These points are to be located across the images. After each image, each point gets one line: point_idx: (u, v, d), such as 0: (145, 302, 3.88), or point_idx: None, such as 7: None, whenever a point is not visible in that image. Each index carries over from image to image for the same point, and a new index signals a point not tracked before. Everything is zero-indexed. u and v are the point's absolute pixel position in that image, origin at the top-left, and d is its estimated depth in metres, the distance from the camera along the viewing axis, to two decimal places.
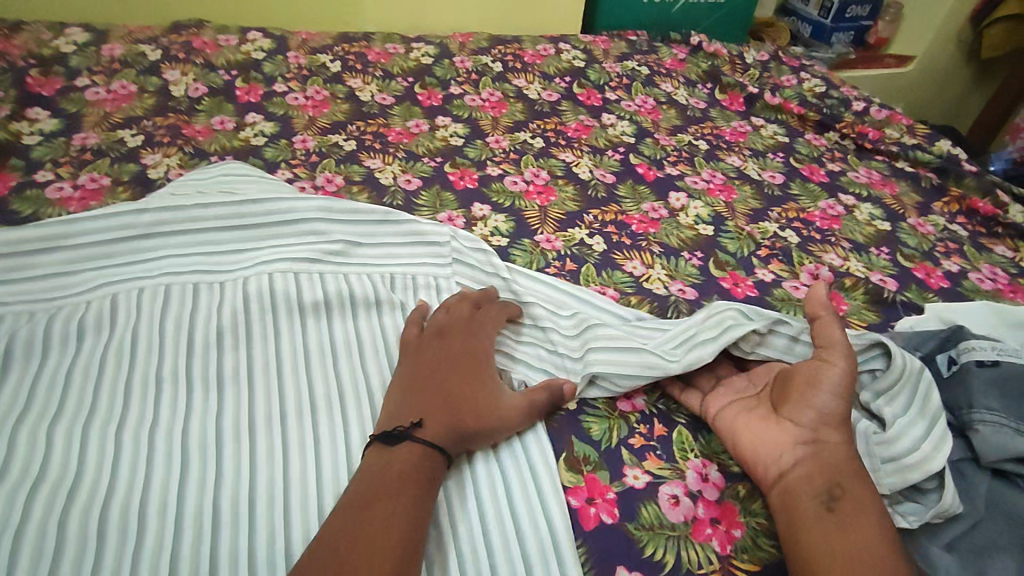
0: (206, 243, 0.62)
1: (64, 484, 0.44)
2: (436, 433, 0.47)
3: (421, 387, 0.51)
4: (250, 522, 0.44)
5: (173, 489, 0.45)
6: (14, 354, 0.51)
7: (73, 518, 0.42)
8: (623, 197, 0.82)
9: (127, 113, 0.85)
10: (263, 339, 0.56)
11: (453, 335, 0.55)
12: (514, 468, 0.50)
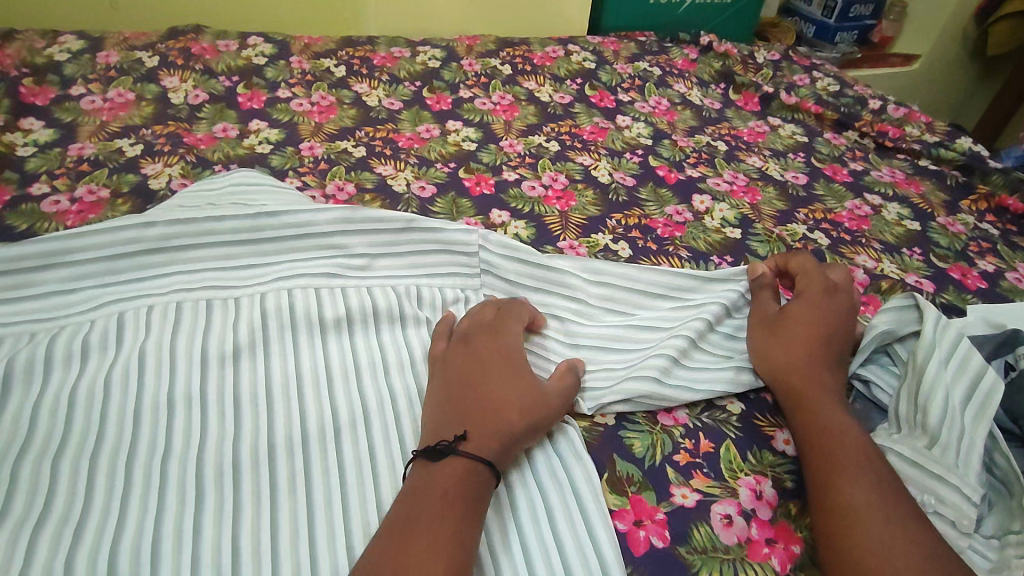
0: (216, 257, 0.59)
1: (71, 520, 0.40)
2: (481, 444, 0.44)
3: (460, 400, 0.47)
4: (273, 558, 0.41)
5: (190, 523, 0.41)
6: (13, 379, 0.47)
7: (80, 560, 0.38)
8: (645, 200, 0.79)
9: (125, 122, 0.81)
10: (282, 359, 0.53)
11: (477, 337, 0.53)
12: (556, 493, 0.46)
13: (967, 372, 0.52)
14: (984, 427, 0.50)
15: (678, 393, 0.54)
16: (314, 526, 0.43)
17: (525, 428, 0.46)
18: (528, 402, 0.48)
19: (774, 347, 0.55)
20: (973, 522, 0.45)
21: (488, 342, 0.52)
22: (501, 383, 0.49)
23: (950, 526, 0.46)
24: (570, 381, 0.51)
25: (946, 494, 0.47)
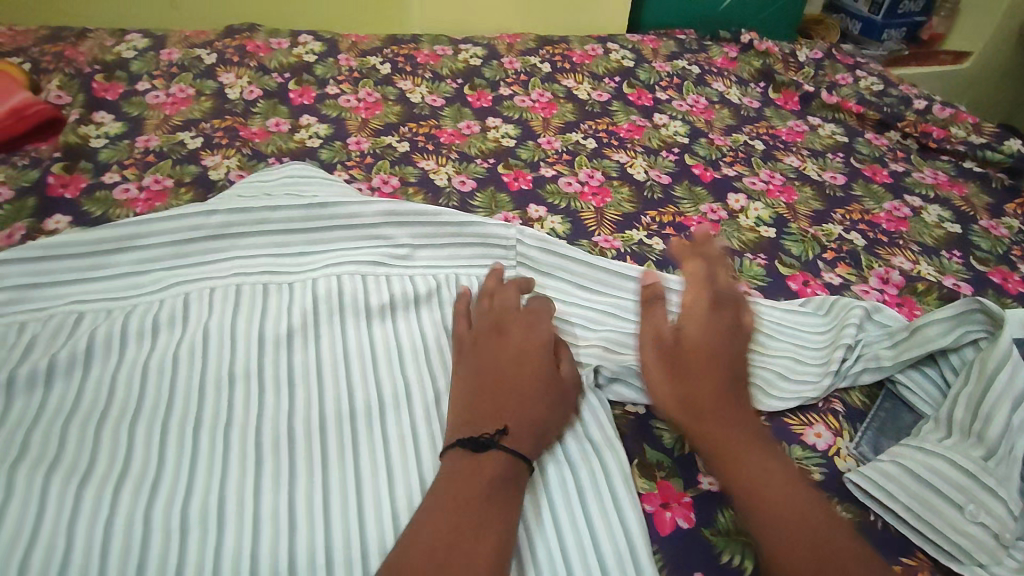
0: (272, 243, 0.63)
1: (148, 477, 0.45)
2: (520, 439, 0.46)
3: (486, 384, 0.49)
4: (326, 521, 0.44)
5: (253, 484, 0.45)
6: (95, 350, 0.52)
7: (157, 514, 0.43)
8: (680, 197, 0.80)
9: (187, 116, 0.86)
10: (332, 339, 0.56)
11: (509, 327, 0.54)
12: (588, 482, 0.48)
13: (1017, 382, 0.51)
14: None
15: None
16: (361, 495, 0.46)
17: (554, 416, 0.49)
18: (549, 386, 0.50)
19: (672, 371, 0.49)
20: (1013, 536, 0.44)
21: (518, 332, 0.53)
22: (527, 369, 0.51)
23: (991, 538, 0.44)
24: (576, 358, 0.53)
25: (989, 504, 0.45)
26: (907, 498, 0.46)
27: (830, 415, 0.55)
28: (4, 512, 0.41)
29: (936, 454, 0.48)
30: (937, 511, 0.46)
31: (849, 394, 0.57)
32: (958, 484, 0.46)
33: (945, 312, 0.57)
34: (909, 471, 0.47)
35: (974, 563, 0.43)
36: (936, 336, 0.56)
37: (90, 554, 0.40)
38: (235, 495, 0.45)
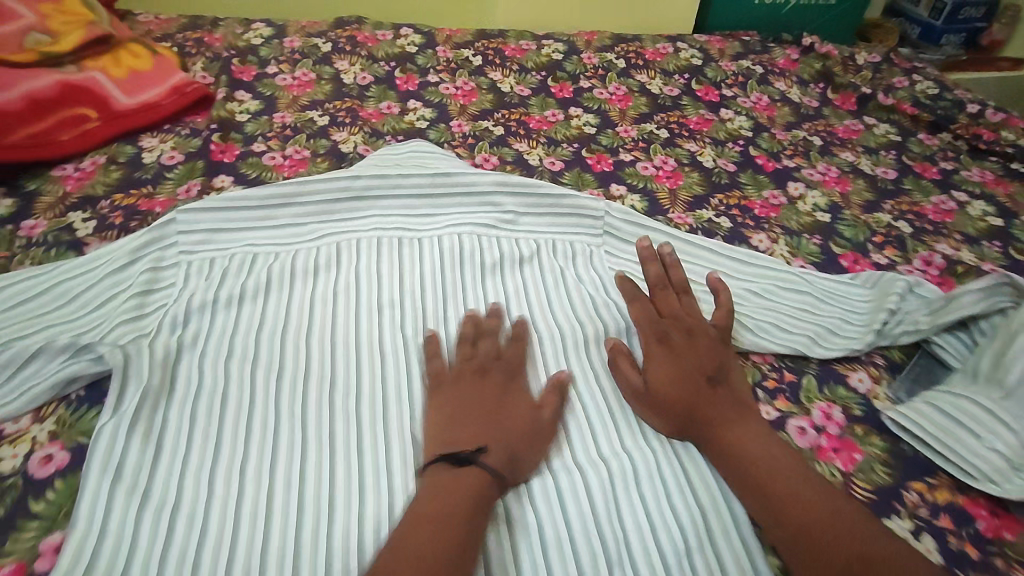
0: (405, 206, 0.77)
1: (330, 378, 0.61)
2: (497, 463, 0.52)
3: (469, 416, 0.55)
4: None
5: (406, 389, 0.61)
6: (273, 285, 0.69)
7: (337, 404, 0.59)
8: (744, 184, 0.91)
9: (312, 97, 1.00)
10: (454, 284, 0.71)
11: (492, 372, 0.60)
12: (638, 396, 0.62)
13: None
14: None
15: (793, 343, 0.67)
16: None
17: (529, 451, 0.55)
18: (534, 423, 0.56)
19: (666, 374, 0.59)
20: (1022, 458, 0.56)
21: (497, 379, 0.59)
22: (506, 407, 0.57)
23: (1002, 460, 0.56)
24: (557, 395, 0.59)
25: (1003, 436, 0.57)
26: (934, 429, 0.59)
27: (870, 366, 0.67)
28: (230, 394, 0.59)
29: (960, 398, 0.60)
30: (957, 440, 0.58)
31: (890, 351, 0.69)
32: (977, 420, 0.59)
33: (976, 283, 0.66)
34: (937, 410, 0.60)
35: (987, 479, 0.56)
36: (968, 305, 0.66)
37: (296, 425, 0.57)
38: (394, 395, 0.60)
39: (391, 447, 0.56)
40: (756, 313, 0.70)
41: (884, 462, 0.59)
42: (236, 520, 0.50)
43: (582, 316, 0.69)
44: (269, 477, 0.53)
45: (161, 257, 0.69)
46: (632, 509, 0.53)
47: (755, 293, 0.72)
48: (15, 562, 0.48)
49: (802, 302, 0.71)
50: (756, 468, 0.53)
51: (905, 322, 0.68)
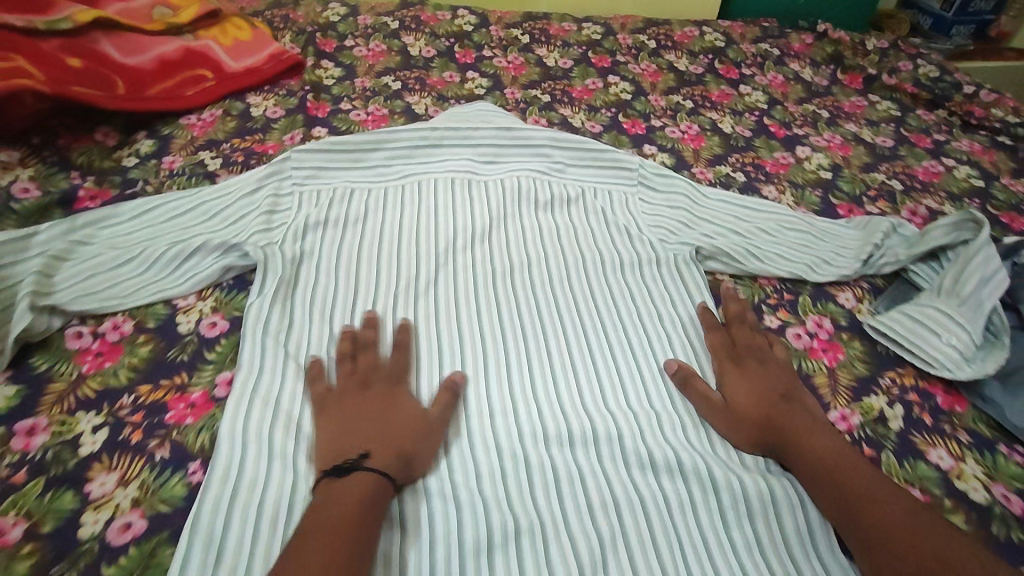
0: (474, 155, 0.93)
1: (417, 283, 0.78)
2: (384, 462, 0.56)
3: (353, 425, 0.59)
4: (518, 319, 0.75)
5: (476, 291, 0.78)
6: (369, 214, 0.86)
7: (422, 305, 0.76)
8: (758, 147, 1.05)
9: (385, 66, 1.16)
10: (513, 219, 0.87)
11: (375, 382, 0.64)
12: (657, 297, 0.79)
13: (988, 266, 0.75)
14: (992, 300, 0.74)
15: (793, 268, 0.82)
16: (538, 309, 0.77)
17: (419, 453, 0.59)
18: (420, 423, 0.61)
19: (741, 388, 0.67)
20: (971, 353, 0.72)
21: (380, 390, 0.64)
22: (400, 410, 0.62)
23: (956, 355, 0.72)
24: (444, 398, 0.65)
25: (958, 336, 0.73)
26: (902, 332, 0.75)
27: (857, 289, 0.83)
28: (340, 295, 0.76)
29: (925, 308, 0.76)
30: (921, 340, 0.74)
31: (874, 279, 0.84)
32: (937, 324, 0.74)
33: (945, 220, 0.80)
34: (905, 317, 0.76)
35: (942, 369, 0.72)
36: (938, 238, 0.80)
37: (391, 318, 0.74)
38: (467, 296, 0.77)
39: (467, 336, 0.73)
40: (764, 245, 0.85)
41: (862, 358, 0.75)
42: (348, 391, 0.66)
43: (619, 245, 0.85)
44: (372, 356, 0.70)
45: (279, 186, 0.86)
46: (650, 372, 0.71)
47: (764, 229, 0.87)
48: (200, 390, 0.66)
49: (803, 238, 0.86)
50: (834, 475, 0.58)
51: (887, 255, 0.84)
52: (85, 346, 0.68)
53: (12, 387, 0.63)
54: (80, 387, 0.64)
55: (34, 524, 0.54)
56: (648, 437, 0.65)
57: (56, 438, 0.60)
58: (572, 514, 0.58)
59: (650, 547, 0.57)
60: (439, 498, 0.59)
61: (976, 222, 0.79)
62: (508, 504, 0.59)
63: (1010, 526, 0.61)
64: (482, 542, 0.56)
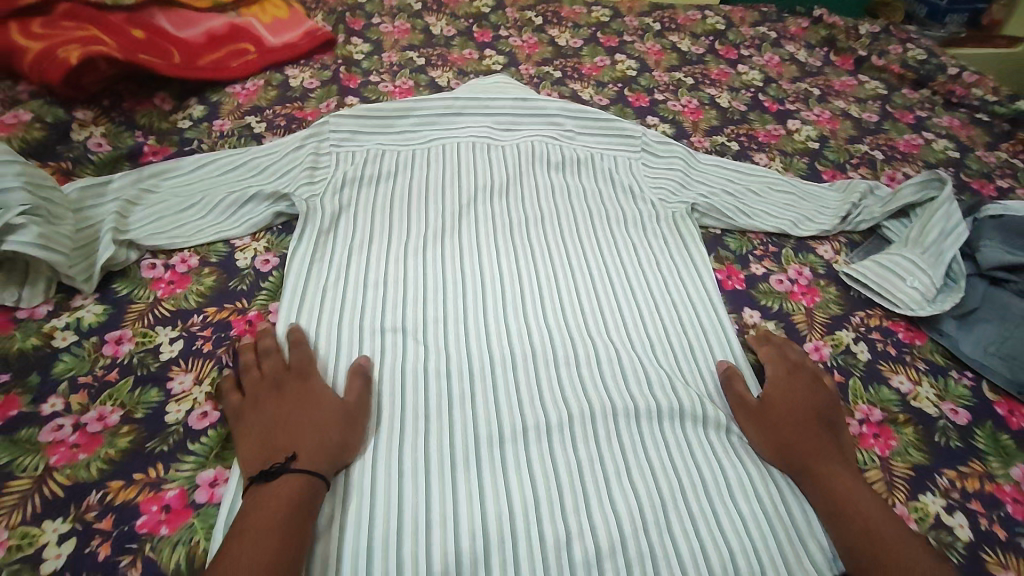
0: (493, 122, 1.02)
1: (442, 230, 0.87)
2: (313, 460, 0.57)
3: (275, 424, 0.60)
4: (531, 263, 0.84)
5: (494, 240, 0.87)
6: (398, 170, 0.95)
7: (447, 249, 0.85)
8: (752, 120, 1.15)
9: (409, 43, 1.26)
10: (527, 178, 0.96)
11: (288, 381, 0.65)
12: (656, 244, 0.87)
13: (949, 220, 0.85)
14: (952, 249, 0.84)
15: (778, 223, 0.92)
16: (549, 255, 0.85)
17: (347, 438, 0.61)
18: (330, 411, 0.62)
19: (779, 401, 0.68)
20: (933, 293, 0.81)
21: (295, 385, 0.64)
22: (315, 403, 0.63)
23: (919, 295, 0.81)
24: (358, 382, 0.66)
25: (921, 279, 0.82)
26: (873, 277, 0.84)
27: (835, 243, 0.92)
28: (373, 239, 0.85)
29: (894, 256, 0.85)
30: (889, 283, 0.83)
31: (851, 235, 0.94)
32: (904, 269, 0.83)
33: (913, 180, 0.90)
34: (877, 264, 0.85)
35: (906, 307, 0.81)
36: (907, 197, 0.90)
37: (419, 258, 0.83)
38: (487, 241, 0.86)
39: (486, 275, 0.82)
40: (753, 203, 0.94)
41: (837, 301, 0.84)
42: (382, 319, 0.75)
43: (623, 202, 0.94)
44: (402, 291, 0.79)
45: (319, 146, 0.95)
46: (648, 307, 0.80)
47: (753, 190, 0.97)
48: (255, 311, 0.75)
49: (788, 197, 0.96)
50: (851, 504, 0.58)
51: (863, 212, 0.93)
52: (158, 275, 0.78)
53: (100, 306, 0.73)
54: (156, 307, 0.74)
55: (128, 411, 0.64)
56: (645, 358, 0.74)
57: (140, 347, 0.70)
58: (576, 416, 0.67)
59: (645, 443, 0.66)
60: (456, 400, 0.68)
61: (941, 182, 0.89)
62: (519, 403, 0.68)
63: (950, 434, 0.70)
64: (494, 434, 0.65)
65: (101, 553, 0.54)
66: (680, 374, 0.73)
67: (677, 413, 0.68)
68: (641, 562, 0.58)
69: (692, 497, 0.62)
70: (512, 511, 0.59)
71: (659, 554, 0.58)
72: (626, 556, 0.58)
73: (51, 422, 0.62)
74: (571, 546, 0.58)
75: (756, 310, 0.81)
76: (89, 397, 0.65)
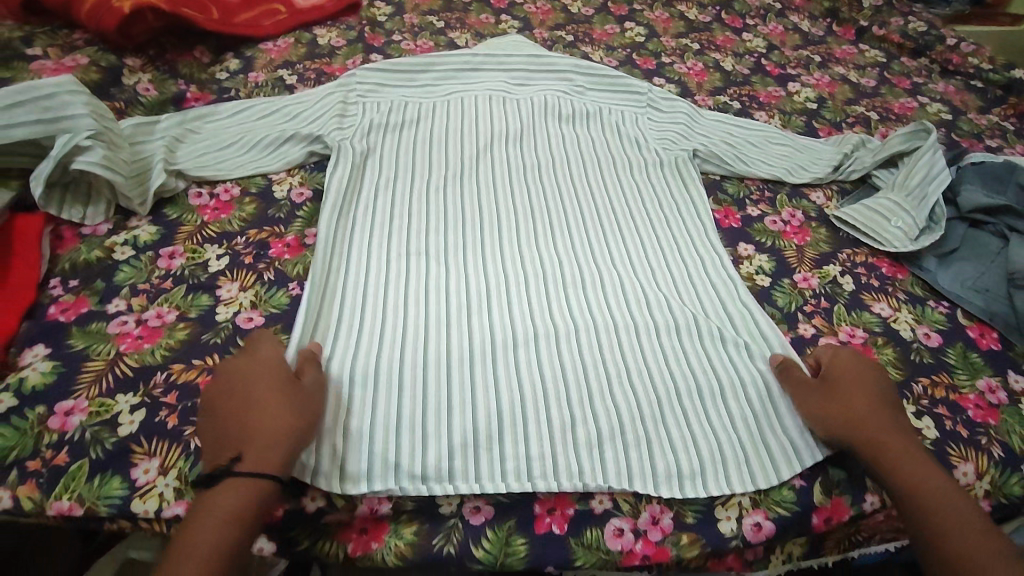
0: (509, 77, 1.09)
1: (461, 171, 0.94)
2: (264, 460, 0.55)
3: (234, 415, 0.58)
4: (543, 200, 0.91)
5: (509, 181, 0.94)
6: (421, 117, 1.02)
7: (466, 186, 0.92)
8: (754, 82, 1.21)
9: (429, 7, 1.32)
10: (539, 127, 1.03)
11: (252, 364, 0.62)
12: (659, 187, 0.94)
13: (932, 168, 0.93)
14: (934, 194, 0.91)
15: (775, 170, 0.98)
16: (560, 193, 0.92)
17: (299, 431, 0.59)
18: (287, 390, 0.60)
19: (840, 382, 0.67)
20: (916, 232, 0.88)
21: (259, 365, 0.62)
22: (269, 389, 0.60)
23: (903, 234, 0.88)
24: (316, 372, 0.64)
25: (905, 220, 0.89)
26: (861, 218, 0.90)
27: (828, 191, 0.99)
28: (398, 176, 0.92)
29: (881, 199, 0.91)
30: (876, 224, 0.90)
31: (844, 183, 1.00)
32: (890, 212, 0.90)
33: (902, 131, 0.97)
34: (866, 207, 0.91)
35: (891, 245, 0.88)
36: (895, 146, 0.97)
37: (441, 193, 0.90)
38: (503, 183, 0.93)
39: (502, 209, 0.89)
40: (751, 152, 1.01)
41: (827, 240, 0.91)
42: (408, 242, 0.83)
43: (628, 150, 1.00)
44: (425, 221, 0.86)
45: (347, 96, 1.01)
46: (649, 239, 0.87)
47: (752, 141, 1.03)
48: (292, 235, 0.82)
49: (785, 149, 1.02)
50: (927, 496, 0.59)
51: (853, 163, 1.00)
52: (204, 202, 0.85)
53: (153, 227, 0.81)
54: (204, 229, 0.82)
55: (182, 312, 0.72)
56: (646, 283, 0.81)
57: (191, 261, 0.78)
58: (582, 328, 0.74)
59: (645, 351, 0.73)
60: (474, 311, 0.75)
61: (927, 134, 0.96)
62: (531, 316, 0.75)
63: (923, 353, 0.77)
64: (510, 341, 0.72)
65: (168, 421, 0.62)
66: (678, 297, 0.80)
67: (675, 328, 0.75)
68: (638, 446, 0.65)
69: (686, 397, 0.69)
70: (525, 403, 0.67)
71: (654, 441, 0.66)
72: (625, 440, 0.66)
73: (116, 318, 0.70)
74: (575, 429, 0.66)
75: (751, 245, 0.88)
76: (147, 300, 0.73)
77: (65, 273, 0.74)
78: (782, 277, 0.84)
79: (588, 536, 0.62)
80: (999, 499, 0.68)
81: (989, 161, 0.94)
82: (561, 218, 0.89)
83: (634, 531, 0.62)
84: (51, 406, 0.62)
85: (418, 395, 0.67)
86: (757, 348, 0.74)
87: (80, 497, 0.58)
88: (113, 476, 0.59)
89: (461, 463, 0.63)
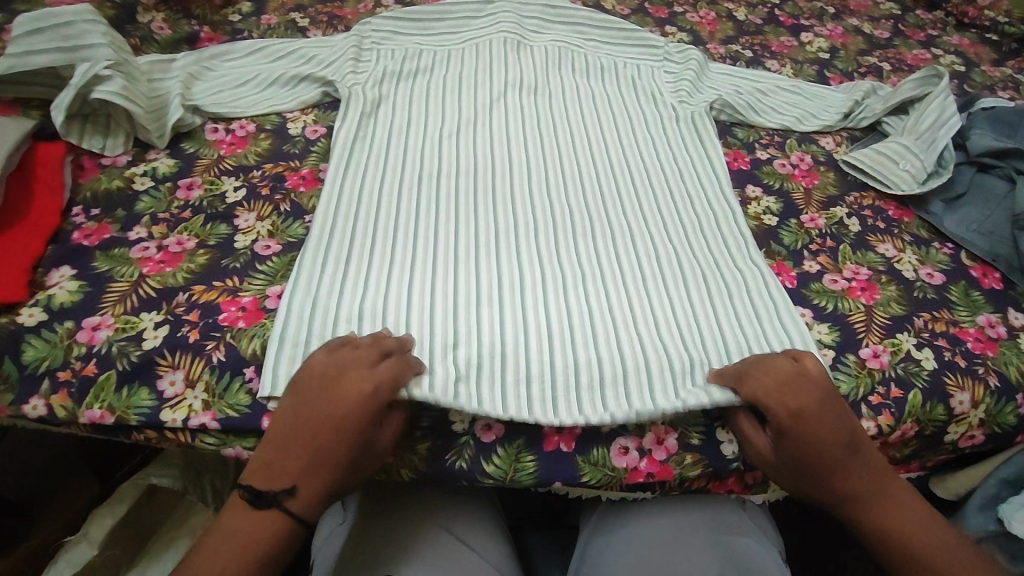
0: (524, 28, 1.09)
1: (472, 119, 0.95)
2: (306, 501, 0.56)
3: (308, 437, 0.56)
4: (553, 152, 0.92)
5: (523, 131, 0.94)
6: (435, 65, 1.02)
7: (477, 134, 0.93)
8: (766, 32, 1.20)
9: None
10: (552, 78, 1.03)
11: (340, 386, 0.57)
12: (670, 140, 0.95)
13: (943, 114, 0.93)
14: (944, 139, 0.91)
15: (788, 119, 0.99)
16: (569, 145, 0.93)
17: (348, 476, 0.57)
18: (333, 410, 0.56)
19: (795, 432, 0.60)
20: (924, 175, 0.88)
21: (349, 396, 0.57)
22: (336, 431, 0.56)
23: (912, 177, 0.89)
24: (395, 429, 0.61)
25: (915, 164, 0.89)
26: (870, 162, 0.91)
27: (837, 136, 0.99)
28: (408, 122, 0.93)
29: (890, 142, 0.92)
30: (884, 168, 0.90)
31: (854, 131, 1.01)
32: (900, 156, 0.90)
33: (915, 75, 0.97)
34: (875, 151, 0.92)
35: (897, 189, 0.89)
36: (907, 92, 0.97)
37: (452, 140, 0.91)
38: (514, 132, 0.94)
39: (513, 157, 0.90)
40: (764, 100, 1.01)
41: (834, 185, 0.91)
42: (418, 187, 0.84)
43: (643, 104, 1.00)
44: (434, 166, 0.87)
45: (362, 42, 1.02)
46: (658, 190, 0.88)
47: (765, 89, 1.03)
48: (308, 169, 0.84)
49: (798, 98, 1.02)
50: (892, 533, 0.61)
51: (864, 111, 1.00)
52: (220, 138, 0.87)
53: (170, 160, 0.82)
54: (221, 163, 0.83)
55: (202, 240, 0.74)
56: (657, 236, 0.81)
57: (209, 193, 0.79)
58: (591, 275, 0.76)
59: (651, 299, 0.74)
60: (482, 256, 0.77)
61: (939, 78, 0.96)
62: (539, 261, 0.77)
63: (926, 290, 0.78)
64: (517, 282, 0.74)
65: (192, 336, 0.65)
66: (687, 249, 0.80)
67: (681, 275, 0.77)
68: (640, 388, 0.67)
69: (688, 342, 0.71)
70: (531, 337, 0.69)
71: (656, 382, 0.67)
72: (626, 386, 0.67)
73: (137, 244, 0.72)
74: (580, 367, 0.68)
75: (759, 187, 0.89)
76: (168, 228, 0.74)
77: (87, 202, 0.76)
78: (789, 217, 0.85)
79: (595, 454, 0.65)
80: (992, 428, 0.71)
81: (1000, 107, 0.94)
82: (569, 168, 0.90)
83: (639, 450, 0.65)
84: (80, 322, 0.65)
85: (423, 333, 0.68)
86: (763, 291, 0.75)
87: (112, 406, 0.61)
88: (141, 387, 0.62)
89: (463, 401, 0.65)
